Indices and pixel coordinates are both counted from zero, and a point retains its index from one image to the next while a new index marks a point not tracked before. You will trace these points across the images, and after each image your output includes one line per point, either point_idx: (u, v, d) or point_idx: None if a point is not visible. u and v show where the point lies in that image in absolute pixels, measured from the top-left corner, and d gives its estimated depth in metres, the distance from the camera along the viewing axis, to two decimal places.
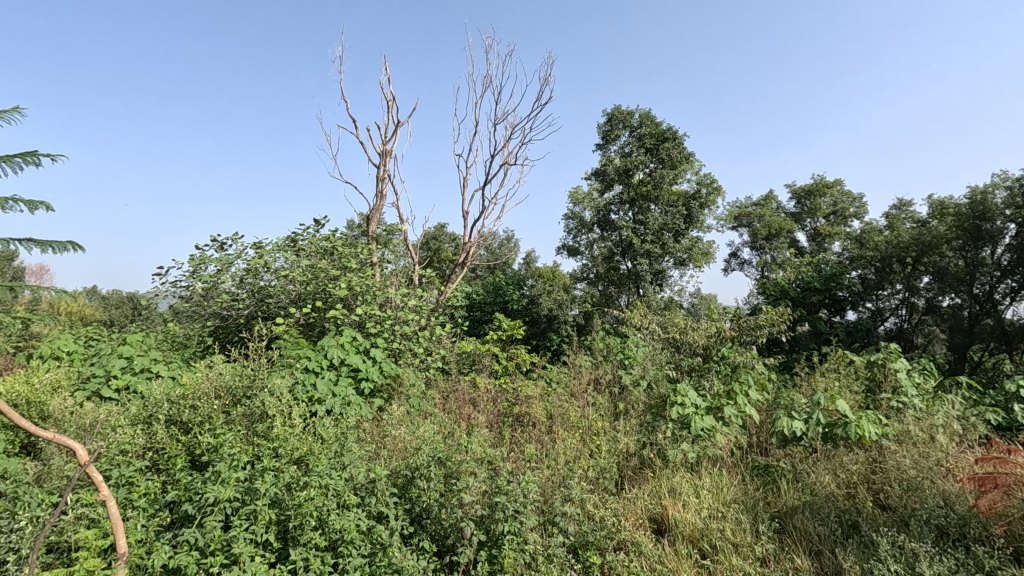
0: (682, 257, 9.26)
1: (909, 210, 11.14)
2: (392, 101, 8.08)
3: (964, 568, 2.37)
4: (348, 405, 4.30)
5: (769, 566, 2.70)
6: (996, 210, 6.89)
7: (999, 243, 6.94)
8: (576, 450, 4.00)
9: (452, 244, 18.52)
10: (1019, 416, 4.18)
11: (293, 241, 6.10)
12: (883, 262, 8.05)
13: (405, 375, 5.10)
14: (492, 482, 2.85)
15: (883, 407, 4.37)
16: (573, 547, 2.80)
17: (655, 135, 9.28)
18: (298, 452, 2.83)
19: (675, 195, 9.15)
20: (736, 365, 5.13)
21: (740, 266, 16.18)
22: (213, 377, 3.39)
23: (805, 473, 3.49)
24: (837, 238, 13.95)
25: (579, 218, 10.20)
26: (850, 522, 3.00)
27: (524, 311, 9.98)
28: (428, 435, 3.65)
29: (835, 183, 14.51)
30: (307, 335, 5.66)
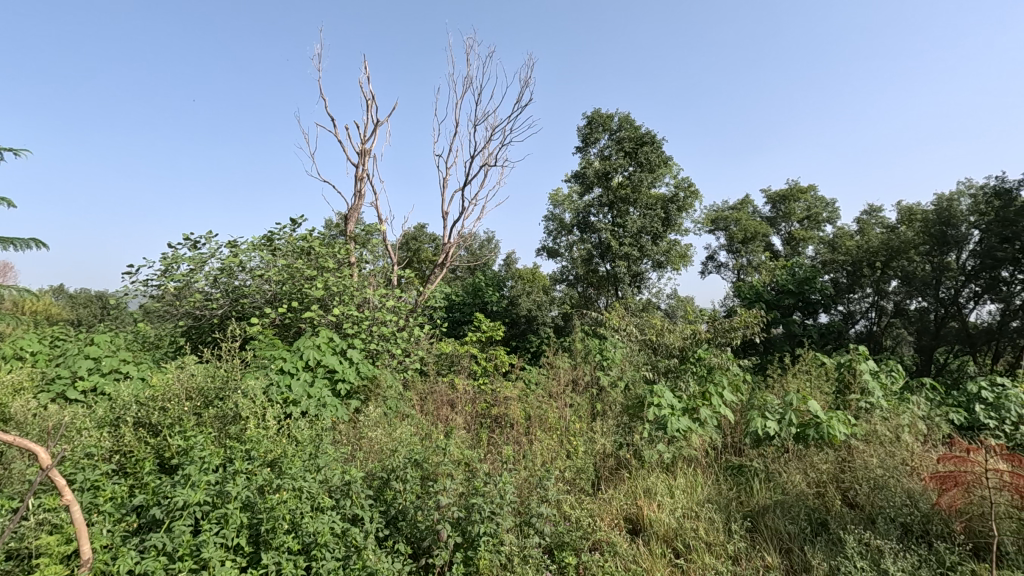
0: (660, 260, 9.41)
1: (879, 216, 11.47)
2: (369, 100, 7.97)
3: (925, 564, 2.47)
4: (324, 407, 4.28)
5: (740, 565, 2.77)
6: (961, 216, 7.23)
7: (964, 248, 7.27)
8: (552, 450, 4.02)
9: (431, 244, 18.56)
10: (981, 416, 4.34)
11: (269, 240, 6.01)
12: (854, 265, 8.15)
13: (382, 376, 5.09)
14: (468, 484, 2.87)
15: (852, 407, 4.51)
16: (549, 547, 2.82)
17: (633, 139, 9.37)
18: (272, 455, 2.80)
19: (653, 198, 9.28)
20: (711, 367, 5.26)
21: (716, 268, 16.46)
22: (185, 378, 3.33)
23: (777, 473, 3.57)
24: (811, 243, 14.29)
25: (559, 220, 10.28)
26: (819, 521, 3.09)
27: (503, 312, 10.03)
28: (405, 437, 3.65)
29: (809, 189, 14.86)
30: (282, 335, 5.59)
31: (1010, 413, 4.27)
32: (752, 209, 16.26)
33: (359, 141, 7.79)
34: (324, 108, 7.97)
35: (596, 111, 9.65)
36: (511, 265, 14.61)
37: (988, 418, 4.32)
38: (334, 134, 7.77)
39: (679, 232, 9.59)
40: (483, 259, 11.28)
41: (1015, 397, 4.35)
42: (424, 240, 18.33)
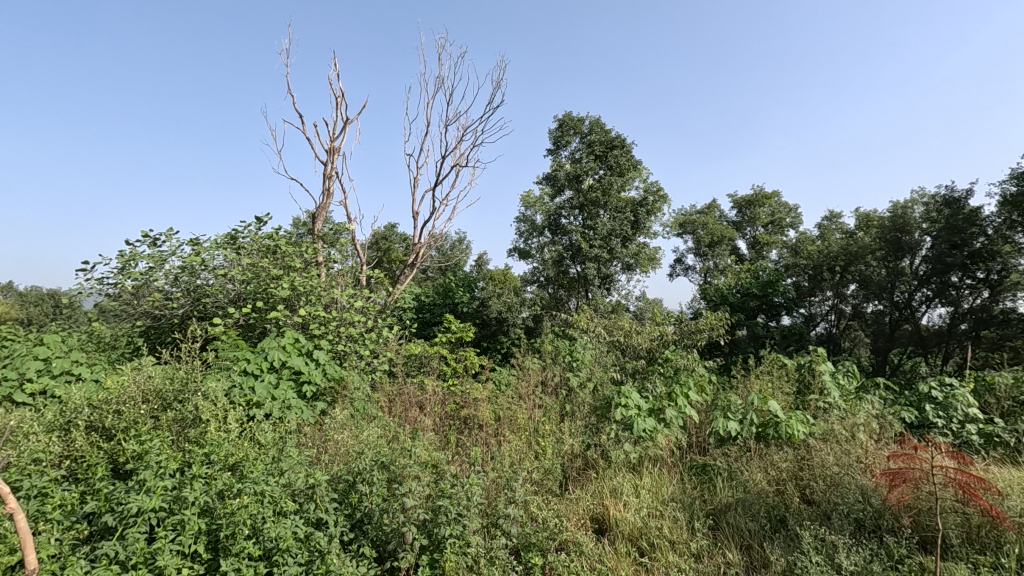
0: (629, 262, 9.56)
1: (838, 221, 11.90)
2: (340, 98, 7.96)
3: (876, 558, 2.59)
4: (288, 409, 4.21)
5: (702, 562, 2.84)
6: (915, 224, 7.56)
7: (917, 254, 7.61)
8: (520, 451, 4.03)
9: (402, 245, 18.49)
10: (930, 415, 4.54)
11: (232, 239, 5.86)
12: (815, 270, 8.38)
13: (350, 378, 5.04)
14: (435, 486, 2.86)
15: (811, 407, 4.67)
16: (516, 549, 2.83)
17: (604, 142, 9.52)
18: (233, 459, 2.75)
19: (622, 201, 9.42)
20: (678, 369, 5.38)
21: (684, 271, 16.80)
22: (141, 380, 3.23)
23: (739, 471, 3.67)
24: (774, 247, 14.70)
25: (530, 222, 10.28)
26: (777, 517, 3.19)
27: (474, 313, 10.07)
28: (371, 439, 3.61)
29: (773, 195, 15.28)
30: (246, 336, 5.46)
31: (956, 411, 4.47)
32: (719, 213, 16.65)
33: (329, 139, 7.86)
34: (293, 105, 7.72)
35: (568, 115, 9.76)
36: (483, 266, 14.63)
37: (936, 417, 4.52)
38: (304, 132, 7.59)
39: (647, 236, 9.79)
40: (454, 259, 11.25)
41: (961, 397, 4.56)
42: (394, 240, 18.23)
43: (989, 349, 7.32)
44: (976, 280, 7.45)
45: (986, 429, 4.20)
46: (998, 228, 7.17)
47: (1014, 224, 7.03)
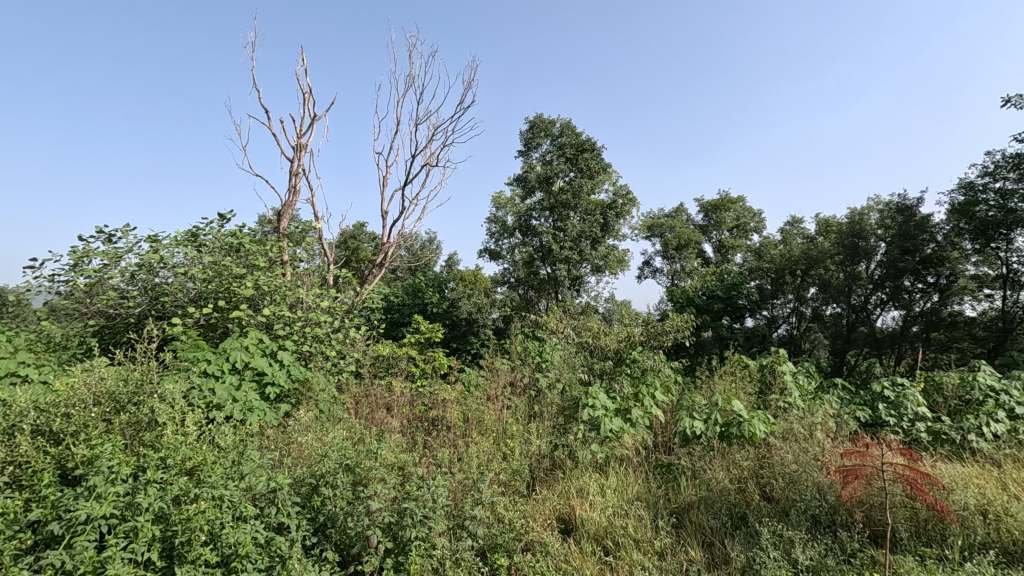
0: (598, 264, 9.64)
1: (799, 227, 12.28)
2: (308, 94, 7.77)
3: (830, 552, 2.67)
4: (250, 411, 4.07)
5: (666, 560, 2.88)
6: (870, 230, 7.80)
7: (872, 258, 7.85)
8: (488, 452, 3.99)
9: (371, 244, 18.25)
10: (883, 415, 4.71)
11: (193, 236, 5.65)
12: (777, 273, 8.66)
13: (315, 379, 4.92)
14: (401, 488, 2.81)
15: (772, 406, 4.78)
16: (481, 550, 2.80)
17: (574, 145, 9.59)
18: (191, 462, 2.63)
19: (593, 204, 9.49)
20: (645, 369, 5.44)
21: (652, 274, 17.04)
22: (93, 381, 3.09)
23: (702, 470, 3.73)
24: (739, 251, 15.05)
25: (501, 223, 10.19)
26: (739, 514, 3.25)
27: (445, 314, 10.12)
28: (336, 442, 3.53)
29: (739, 200, 15.62)
30: (207, 336, 5.28)
31: (907, 410, 4.66)
32: (686, 218, 16.97)
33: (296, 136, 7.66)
34: (255, 98, 6.81)
35: (539, 117, 9.79)
36: (453, 266, 14.55)
37: (889, 416, 4.69)
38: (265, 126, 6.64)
39: (616, 238, 9.88)
40: (424, 259, 11.14)
41: (911, 396, 4.74)
42: (363, 239, 17.95)
43: (938, 350, 7.81)
44: (926, 285, 7.78)
45: (934, 427, 4.38)
46: (945, 235, 7.61)
47: (961, 232, 7.49)
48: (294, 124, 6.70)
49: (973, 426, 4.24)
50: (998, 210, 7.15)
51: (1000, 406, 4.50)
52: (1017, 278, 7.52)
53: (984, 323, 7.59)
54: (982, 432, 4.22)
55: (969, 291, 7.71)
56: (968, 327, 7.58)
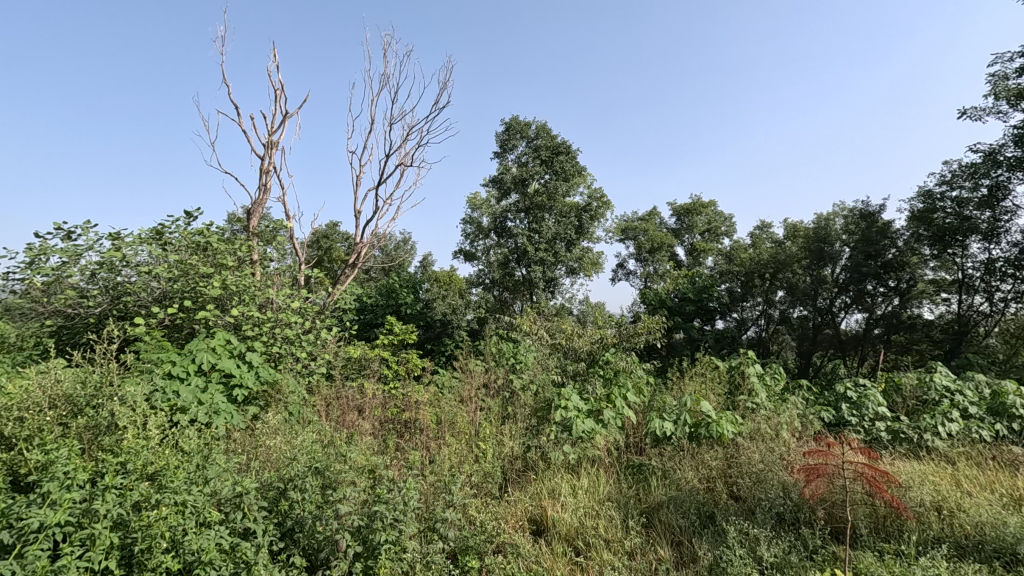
0: (573, 266, 9.68)
1: (768, 231, 12.55)
2: (280, 90, 7.60)
3: (793, 549, 2.73)
4: (216, 414, 3.95)
5: (636, 559, 2.90)
6: (836, 236, 8.03)
7: (838, 263, 8.06)
8: (460, 455, 3.95)
9: (344, 244, 18.00)
10: (846, 415, 4.83)
11: (158, 233, 5.42)
12: (747, 276, 8.73)
13: (284, 381, 4.80)
14: (371, 491, 2.76)
15: (740, 407, 4.87)
16: (453, 553, 2.76)
17: (550, 147, 9.62)
18: (152, 467, 2.50)
19: (568, 206, 9.53)
20: (618, 370, 5.48)
21: (626, 276, 17.21)
22: (48, 384, 2.96)
23: (672, 470, 3.77)
24: (710, 254, 15.32)
25: (476, 224, 10.09)
26: (707, 513, 3.30)
27: (419, 315, 10.10)
28: (305, 445, 3.45)
29: (710, 204, 15.90)
30: (172, 337, 5.09)
31: (868, 410, 4.79)
32: (659, 221, 17.16)
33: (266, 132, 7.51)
34: (225, 94, 6.87)
35: (514, 118, 9.79)
36: (428, 267, 14.45)
37: (851, 416, 4.82)
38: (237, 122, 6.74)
39: (591, 240, 9.92)
40: (398, 259, 10.95)
41: (872, 397, 4.87)
42: (336, 239, 17.68)
43: (898, 352, 8.03)
44: (888, 289, 8.00)
45: (893, 427, 4.52)
46: (906, 241, 7.83)
47: (920, 239, 7.67)
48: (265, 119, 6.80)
49: (929, 425, 4.39)
50: (955, 216, 7.29)
51: (955, 406, 4.66)
52: (972, 283, 7.71)
53: (941, 326, 7.86)
54: (938, 431, 4.37)
55: (928, 295, 7.95)
56: (926, 330, 7.81)
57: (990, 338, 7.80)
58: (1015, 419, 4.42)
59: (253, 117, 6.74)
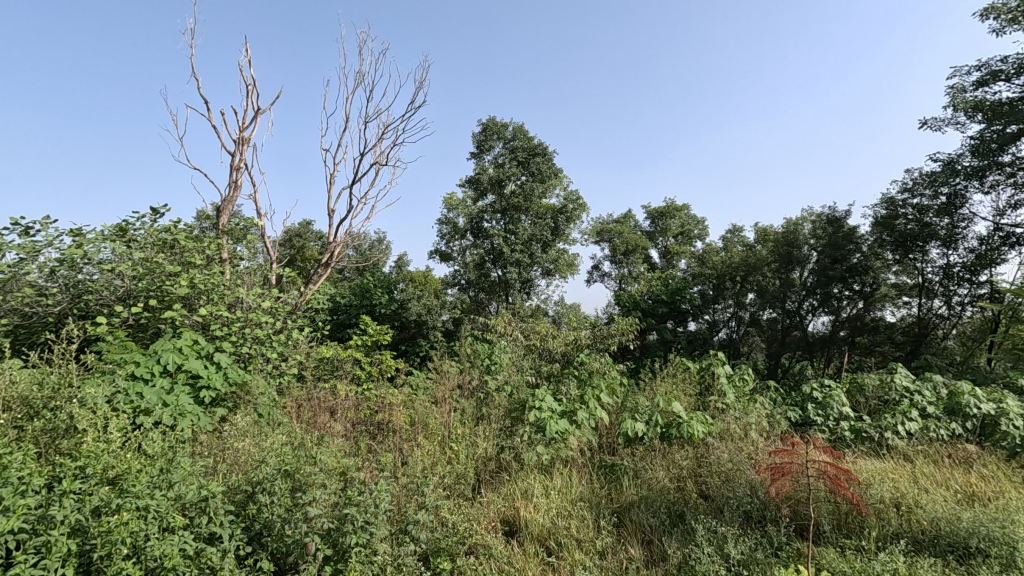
0: (549, 267, 9.70)
1: (739, 235, 12.81)
2: (252, 87, 7.45)
3: (759, 546, 2.79)
4: (182, 415, 3.85)
5: (606, 558, 2.92)
6: (803, 239, 8.27)
7: (805, 266, 8.28)
8: (432, 456, 3.91)
9: (318, 243, 17.76)
10: (811, 415, 4.96)
11: (122, 230, 5.20)
12: (719, 279, 8.86)
13: (253, 382, 4.70)
14: (342, 493, 2.72)
15: (710, 407, 4.96)
16: (425, 554, 2.74)
17: (526, 149, 9.65)
18: (113, 471, 2.41)
19: (544, 208, 9.55)
20: (592, 371, 5.52)
21: (600, 278, 17.36)
22: (2, 385, 2.83)
23: (644, 470, 3.81)
24: (683, 257, 15.56)
25: (452, 225, 10.03)
26: (677, 512, 3.35)
27: (393, 316, 10.03)
28: (275, 447, 3.39)
29: (683, 208, 16.17)
30: (136, 337, 4.93)
31: (833, 409, 4.92)
32: (634, 224, 17.35)
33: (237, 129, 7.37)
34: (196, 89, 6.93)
35: (491, 120, 9.79)
36: (403, 267, 14.35)
37: (816, 415, 4.94)
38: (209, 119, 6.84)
39: (566, 242, 9.97)
40: (373, 260, 10.77)
41: (837, 397, 5.00)
42: (309, 238, 17.43)
43: (862, 353, 8.29)
44: (853, 292, 8.28)
45: (856, 426, 4.66)
46: (870, 246, 8.09)
47: (883, 244, 7.96)
48: (237, 118, 6.94)
49: (889, 424, 4.53)
50: (916, 223, 7.65)
51: (913, 405, 4.82)
52: (932, 287, 7.98)
53: (903, 329, 8.16)
54: (897, 430, 4.52)
55: (889, 299, 8.23)
56: (889, 332, 8.14)
57: (948, 340, 8.03)
58: (969, 418, 4.61)
59: (225, 114, 6.87)
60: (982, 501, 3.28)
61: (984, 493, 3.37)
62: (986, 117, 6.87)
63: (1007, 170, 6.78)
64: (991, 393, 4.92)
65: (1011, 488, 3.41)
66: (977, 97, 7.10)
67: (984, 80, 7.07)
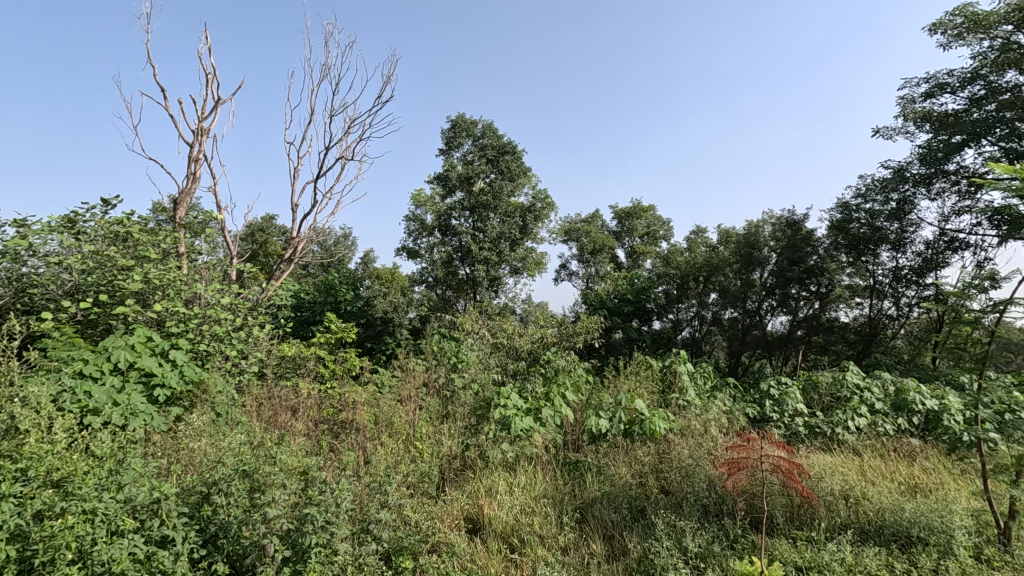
0: (517, 266, 9.69)
1: (703, 236, 13.07)
2: (213, 75, 7.10)
3: (716, 538, 2.85)
4: (134, 415, 3.68)
5: (569, 554, 2.93)
6: (764, 241, 8.44)
7: (765, 267, 8.46)
8: (395, 455, 3.82)
9: (281, 237, 17.30)
10: (768, 411, 5.09)
11: (70, 221, 4.85)
12: (682, 279, 9.05)
13: (211, 381, 4.52)
14: (302, 493, 2.63)
15: (673, 404, 5.02)
16: (386, 554, 2.67)
17: (495, 147, 9.61)
18: (58, 473, 2.27)
19: (512, 206, 9.54)
20: (558, 369, 5.54)
21: (568, 276, 17.44)
22: None
23: (606, 466, 3.84)
24: (649, 257, 15.77)
25: (420, 221, 9.89)
26: (638, 507, 3.39)
27: (359, 313, 9.85)
28: (232, 447, 3.27)
29: (649, 209, 16.38)
30: (85, 333, 4.67)
31: (788, 406, 5.06)
32: (601, 224, 17.48)
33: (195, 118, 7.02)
34: (151, 74, 6.14)
35: (460, 117, 9.70)
36: (369, 263, 14.11)
37: (773, 412, 5.07)
38: (164, 107, 6.02)
39: (535, 240, 9.97)
40: (338, 256, 10.48)
41: (792, 394, 5.14)
42: (272, 232, 16.98)
43: (818, 353, 8.55)
44: (810, 293, 8.52)
45: (810, 422, 4.81)
46: (825, 249, 8.34)
47: (838, 246, 8.20)
48: (196, 107, 6.12)
49: (841, 420, 4.70)
50: (868, 227, 7.92)
51: (863, 401, 4.99)
52: (882, 289, 8.27)
53: (855, 328, 8.43)
54: (848, 425, 4.68)
55: (843, 299, 8.48)
56: (841, 332, 8.39)
57: (896, 339, 8.33)
58: (914, 414, 4.81)
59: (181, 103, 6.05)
60: (924, 492, 3.42)
61: (926, 484, 3.51)
62: (933, 128, 7.17)
63: (952, 178, 7.13)
64: (934, 390, 5.15)
65: (950, 480, 3.58)
66: (926, 108, 7.41)
67: (933, 92, 7.38)
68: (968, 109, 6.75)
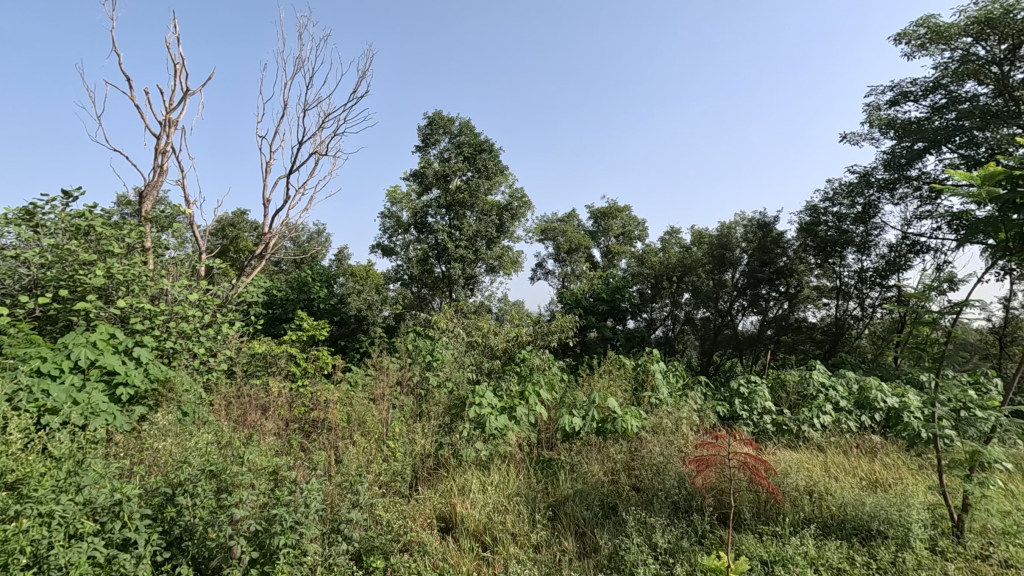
0: (492, 264, 9.69)
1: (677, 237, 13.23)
2: (181, 66, 6.97)
3: (685, 534, 2.88)
4: (94, 415, 3.53)
5: (541, 552, 2.92)
6: (736, 242, 8.52)
7: (737, 268, 8.58)
8: (367, 454, 3.75)
9: (253, 233, 16.91)
10: (737, 409, 5.18)
11: (29, 213, 4.64)
12: (657, 278, 9.14)
13: (177, 379, 4.37)
14: (270, 493, 2.56)
15: (645, 402, 5.06)
16: (357, 554, 2.62)
17: (473, 145, 9.54)
18: (12, 475, 2.15)
19: (489, 204, 9.49)
20: (533, 368, 5.52)
21: (544, 275, 17.46)
22: None
23: (580, 464, 3.84)
24: (624, 257, 15.90)
25: (395, 218, 9.78)
26: (609, 505, 3.40)
27: (332, 311, 9.66)
28: (197, 447, 3.17)
29: (625, 209, 16.48)
30: (43, 329, 4.47)
31: (757, 403, 5.16)
32: (578, 224, 17.54)
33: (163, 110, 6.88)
34: (118, 64, 6.00)
35: (437, 114, 9.61)
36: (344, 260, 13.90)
37: (743, 410, 5.15)
38: (129, 97, 5.92)
39: (511, 239, 9.96)
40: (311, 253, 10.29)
41: (761, 393, 5.24)
42: (243, 228, 16.57)
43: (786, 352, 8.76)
44: (778, 294, 8.56)
45: (778, 420, 4.91)
46: (795, 251, 8.39)
47: (807, 248, 8.39)
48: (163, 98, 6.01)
49: (807, 418, 4.81)
50: (835, 229, 8.14)
51: (828, 399, 5.12)
52: (848, 290, 8.55)
53: (822, 328, 8.66)
54: (814, 423, 4.79)
55: (811, 300, 8.64)
56: (809, 331, 8.60)
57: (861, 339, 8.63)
58: (876, 411, 4.96)
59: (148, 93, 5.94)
60: (885, 487, 3.52)
61: (886, 479, 3.62)
62: (896, 135, 7.39)
63: (914, 183, 7.35)
64: (896, 389, 5.31)
65: (909, 475, 3.70)
66: (890, 116, 7.63)
67: (897, 100, 7.60)
68: (930, 117, 6.97)
